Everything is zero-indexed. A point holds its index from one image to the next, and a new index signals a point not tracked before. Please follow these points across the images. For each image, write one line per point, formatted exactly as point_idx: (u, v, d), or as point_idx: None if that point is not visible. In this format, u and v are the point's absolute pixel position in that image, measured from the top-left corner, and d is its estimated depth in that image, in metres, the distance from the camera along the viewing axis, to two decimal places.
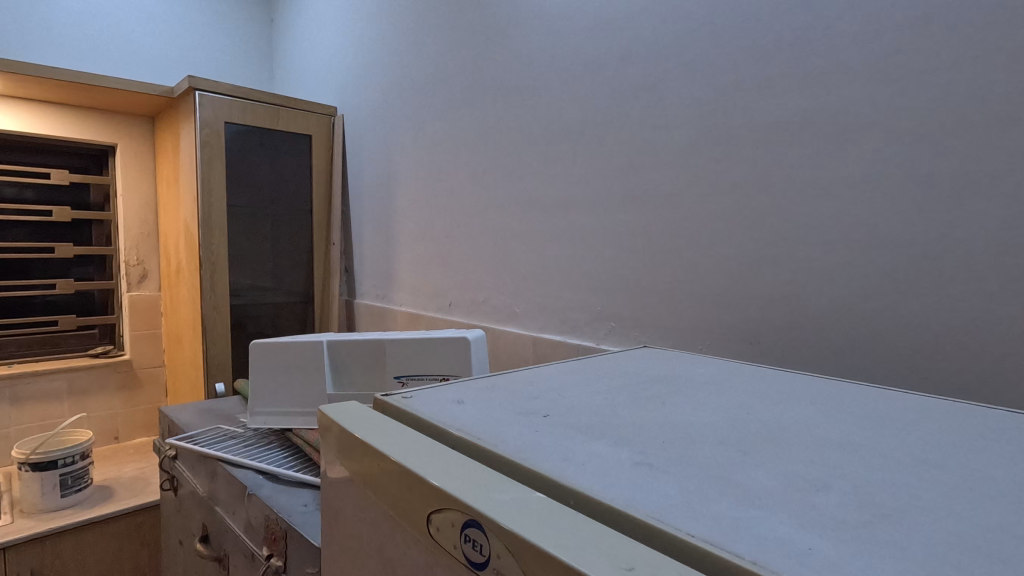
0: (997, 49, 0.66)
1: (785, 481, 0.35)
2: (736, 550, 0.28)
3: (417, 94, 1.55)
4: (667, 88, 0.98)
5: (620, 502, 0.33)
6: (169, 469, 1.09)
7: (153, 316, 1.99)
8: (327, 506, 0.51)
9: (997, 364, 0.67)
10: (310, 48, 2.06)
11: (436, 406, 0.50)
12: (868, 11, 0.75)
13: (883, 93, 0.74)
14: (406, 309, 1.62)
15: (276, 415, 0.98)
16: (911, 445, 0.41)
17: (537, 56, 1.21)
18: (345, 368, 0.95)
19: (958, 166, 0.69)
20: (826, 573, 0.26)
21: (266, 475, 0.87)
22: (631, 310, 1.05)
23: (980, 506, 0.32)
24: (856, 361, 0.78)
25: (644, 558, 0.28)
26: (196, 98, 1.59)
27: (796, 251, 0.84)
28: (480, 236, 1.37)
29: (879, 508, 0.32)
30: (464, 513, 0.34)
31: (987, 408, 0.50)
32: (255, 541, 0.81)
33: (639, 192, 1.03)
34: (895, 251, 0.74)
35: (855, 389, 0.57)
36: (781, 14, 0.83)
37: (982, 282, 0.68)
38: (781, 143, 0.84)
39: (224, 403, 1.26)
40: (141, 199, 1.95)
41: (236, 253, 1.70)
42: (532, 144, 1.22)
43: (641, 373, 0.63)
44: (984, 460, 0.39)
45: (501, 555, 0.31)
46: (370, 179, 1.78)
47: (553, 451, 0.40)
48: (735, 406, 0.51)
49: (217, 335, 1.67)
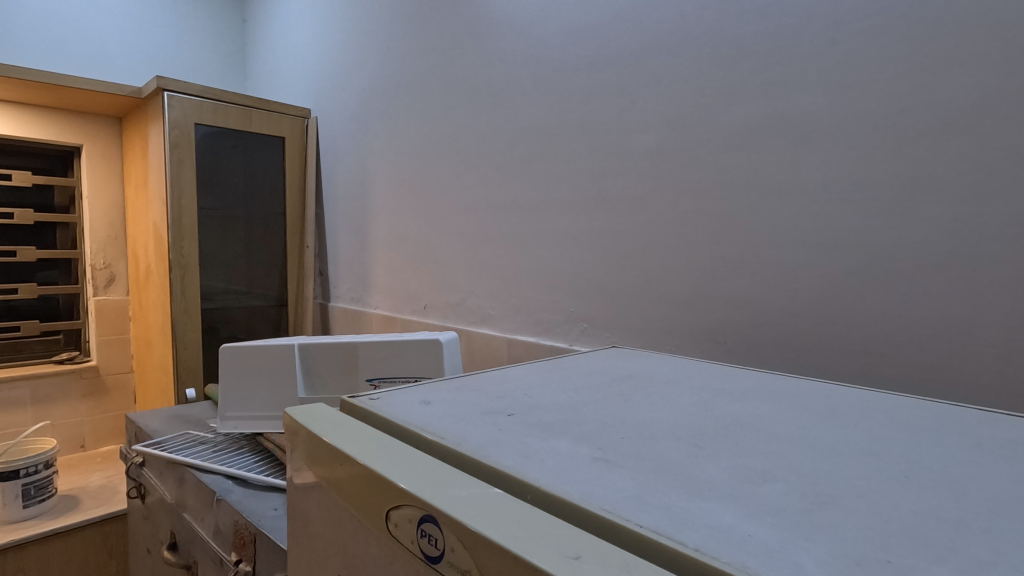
0: (945, 59, 0.69)
1: (734, 473, 0.37)
2: (680, 538, 0.29)
3: (391, 97, 1.55)
4: (635, 94, 1.00)
5: (576, 495, 0.34)
6: (136, 476, 1.06)
7: (120, 321, 1.94)
8: (293, 509, 0.51)
9: (946, 361, 0.70)
10: (283, 48, 2.04)
11: (402, 407, 0.51)
12: (826, 20, 0.78)
13: (839, 101, 0.77)
14: (381, 312, 1.62)
15: (247, 420, 0.97)
16: (856, 437, 0.43)
17: (509, 60, 1.22)
18: (318, 371, 0.95)
19: (908, 171, 0.72)
20: (764, 558, 0.28)
21: (236, 480, 0.86)
22: (602, 312, 1.07)
23: (915, 493, 0.34)
24: (816, 358, 0.80)
25: (591, 547, 0.29)
26: (165, 99, 1.56)
27: (759, 253, 0.86)
28: (454, 238, 1.38)
29: (820, 496, 0.34)
30: (421, 509, 0.35)
31: (930, 403, 0.53)
32: (225, 547, 0.80)
33: (610, 195, 1.05)
34: (852, 251, 0.77)
35: (811, 386, 0.59)
36: (743, 23, 0.86)
37: (931, 282, 0.71)
38: (744, 149, 0.87)
39: (194, 408, 1.24)
40: (108, 200, 1.91)
41: (207, 256, 1.68)
42: (505, 147, 1.23)
43: (607, 372, 0.64)
44: (922, 450, 0.41)
45: (455, 547, 0.32)
46: (345, 181, 1.77)
47: (514, 448, 0.41)
48: (694, 402, 0.53)
49: (188, 338, 1.64)
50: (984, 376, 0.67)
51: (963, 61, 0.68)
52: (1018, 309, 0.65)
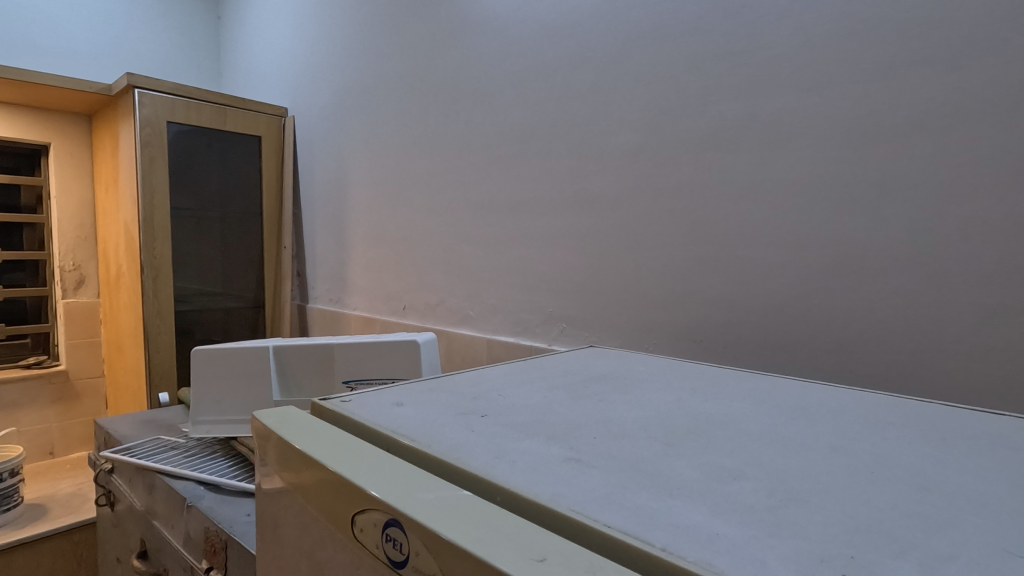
0: (913, 62, 0.71)
1: (705, 471, 0.37)
2: (648, 538, 0.29)
3: (369, 96, 1.54)
4: (612, 94, 1.00)
5: (545, 496, 0.33)
6: (105, 483, 1.03)
7: (90, 325, 1.89)
8: (261, 515, 0.50)
9: (914, 357, 0.71)
10: (258, 47, 2.01)
11: (374, 409, 0.50)
12: (798, 23, 0.79)
13: (810, 103, 0.79)
14: (360, 313, 1.60)
15: (221, 424, 0.95)
16: (824, 433, 0.44)
17: (487, 59, 1.21)
18: (293, 373, 0.93)
19: (877, 172, 0.74)
20: (730, 557, 0.28)
21: (208, 486, 0.84)
22: (581, 311, 1.07)
23: (879, 488, 0.35)
24: (789, 357, 0.81)
25: (557, 548, 0.29)
26: (136, 96, 1.52)
27: (734, 253, 0.87)
28: (433, 238, 1.36)
29: (786, 492, 0.34)
30: (386, 513, 0.34)
31: (898, 400, 0.54)
32: (195, 555, 0.79)
33: (588, 195, 1.05)
34: (824, 250, 0.78)
35: (784, 383, 0.59)
36: (716, 25, 0.87)
37: (899, 281, 0.72)
38: (718, 149, 0.88)
39: (167, 413, 1.22)
40: (76, 200, 1.85)
41: (181, 257, 1.64)
42: (483, 147, 1.23)
43: (583, 372, 0.64)
44: (887, 445, 0.41)
45: (420, 552, 0.31)
46: (323, 181, 1.74)
47: (485, 449, 0.41)
48: (667, 401, 0.53)
49: (161, 341, 1.60)
50: (952, 373, 0.69)
51: (928, 65, 0.70)
52: (982, 306, 0.67)
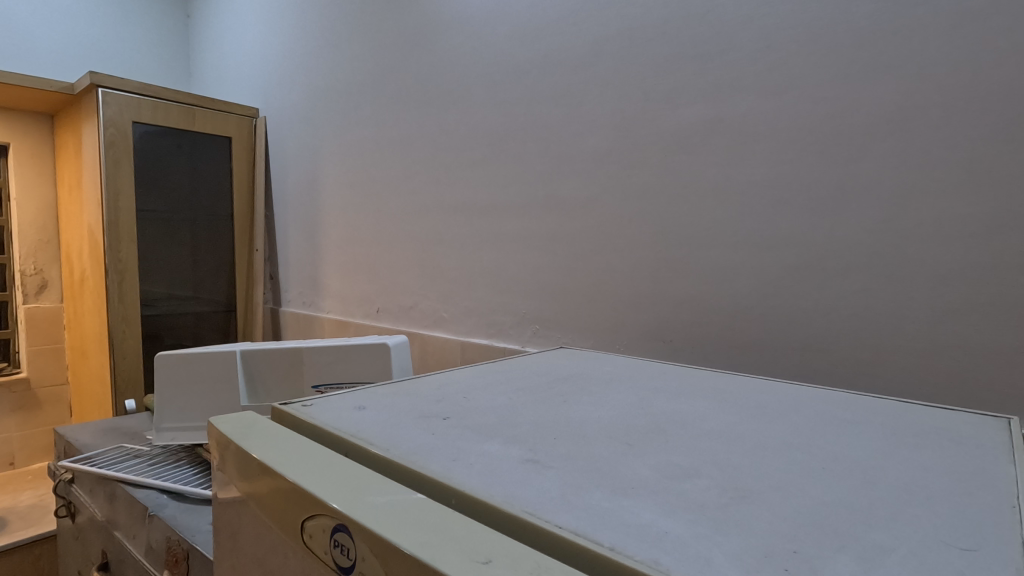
0: (869, 68, 0.73)
1: (661, 471, 0.37)
2: (597, 538, 0.29)
3: (340, 98, 1.52)
4: (583, 96, 1.01)
5: (499, 498, 0.33)
6: (65, 493, 1.00)
7: (53, 331, 1.83)
8: (217, 524, 0.49)
9: (875, 355, 0.73)
10: (228, 47, 1.98)
11: (335, 413, 0.49)
12: (761, 28, 0.81)
13: (773, 106, 0.80)
14: (334, 316, 1.58)
15: (185, 431, 0.92)
16: (781, 431, 0.45)
17: (460, 60, 1.20)
18: (262, 377, 0.92)
19: (837, 174, 0.76)
20: (676, 555, 0.28)
21: (171, 494, 0.82)
22: (554, 312, 1.07)
23: (828, 484, 0.35)
24: (755, 355, 0.83)
25: (503, 551, 0.29)
26: (99, 95, 1.48)
27: (701, 254, 0.88)
28: (406, 240, 1.35)
29: (738, 490, 0.34)
30: (334, 518, 0.34)
31: (857, 397, 0.55)
32: (157, 565, 0.76)
33: (560, 197, 1.05)
34: (787, 250, 0.80)
35: (748, 382, 0.60)
36: (683, 28, 0.88)
37: (859, 280, 0.74)
38: (686, 151, 0.89)
39: (131, 421, 1.18)
40: (38, 201, 1.80)
41: (148, 261, 1.60)
42: (456, 148, 1.22)
43: (549, 373, 0.65)
44: (842, 442, 0.42)
45: (366, 557, 0.31)
46: (295, 183, 1.72)
47: (443, 452, 0.40)
48: (631, 401, 0.53)
49: (128, 346, 1.55)
50: (909, 370, 0.71)
51: (885, 70, 0.71)
52: (937, 305, 0.69)
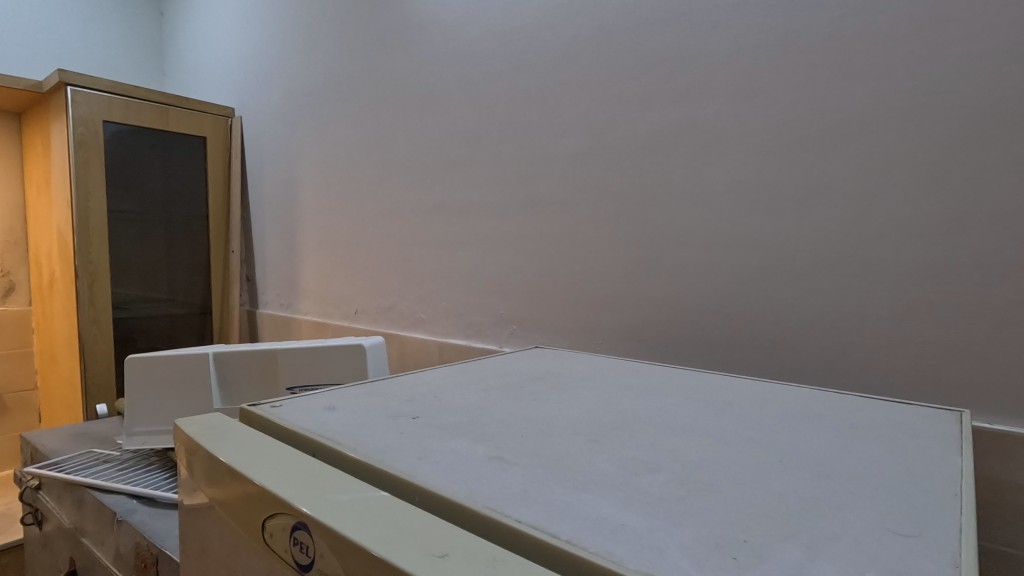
0: (834, 72, 0.75)
1: (623, 466, 0.38)
2: (554, 531, 0.30)
3: (317, 98, 1.50)
4: (559, 97, 1.02)
5: (461, 494, 0.34)
6: (31, 500, 0.97)
7: (21, 335, 1.79)
8: (183, 528, 0.48)
9: (840, 351, 0.75)
10: (203, 46, 1.95)
11: (304, 414, 0.49)
12: (730, 32, 0.82)
13: (743, 108, 0.82)
14: (312, 318, 1.57)
15: (156, 434, 0.90)
16: (743, 426, 0.46)
17: (435, 61, 1.20)
18: (235, 379, 0.91)
19: (803, 175, 0.78)
20: (630, 545, 0.28)
21: (141, 499, 0.81)
22: (531, 312, 1.08)
23: (782, 476, 0.36)
24: (727, 353, 0.84)
25: (461, 545, 0.29)
26: (68, 94, 1.44)
27: (675, 254, 0.89)
28: (384, 240, 1.35)
29: (697, 483, 0.35)
30: (295, 517, 0.34)
31: (820, 392, 0.56)
32: (126, 571, 0.75)
33: (536, 198, 1.06)
34: (757, 250, 0.82)
35: (717, 379, 0.61)
36: (655, 31, 0.90)
37: (824, 279, 0.76)
38: (659, 153, 0.90)
39: (102, 425, 1.16)
40: (4, 202, 1.76)
41: (120, 262, 1.57)
42: (434, 148, 1.22)
43: (522, 372, 0.65)
44: (800, 436, 0.43)
45: (325, 554, 0.31)
46: (271, 184, 1.70)
47: (410, 450, 0.41)
48: (600, 399, 0.54)
49: (99, 349, 1.52)
50: (871, 366, 0.73)
51: (848, 74, 0.74)
52: (898, 302, 0.71)
